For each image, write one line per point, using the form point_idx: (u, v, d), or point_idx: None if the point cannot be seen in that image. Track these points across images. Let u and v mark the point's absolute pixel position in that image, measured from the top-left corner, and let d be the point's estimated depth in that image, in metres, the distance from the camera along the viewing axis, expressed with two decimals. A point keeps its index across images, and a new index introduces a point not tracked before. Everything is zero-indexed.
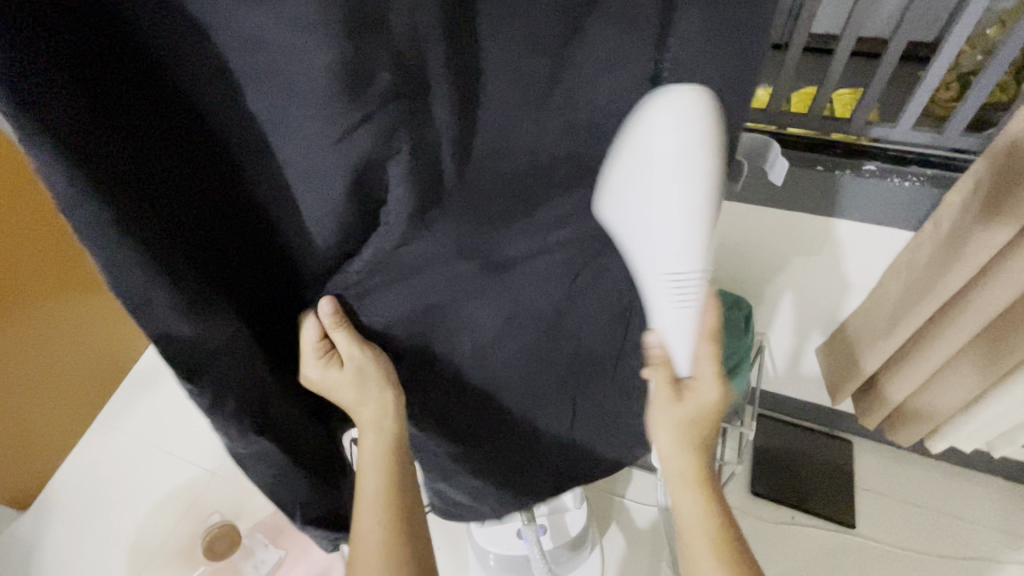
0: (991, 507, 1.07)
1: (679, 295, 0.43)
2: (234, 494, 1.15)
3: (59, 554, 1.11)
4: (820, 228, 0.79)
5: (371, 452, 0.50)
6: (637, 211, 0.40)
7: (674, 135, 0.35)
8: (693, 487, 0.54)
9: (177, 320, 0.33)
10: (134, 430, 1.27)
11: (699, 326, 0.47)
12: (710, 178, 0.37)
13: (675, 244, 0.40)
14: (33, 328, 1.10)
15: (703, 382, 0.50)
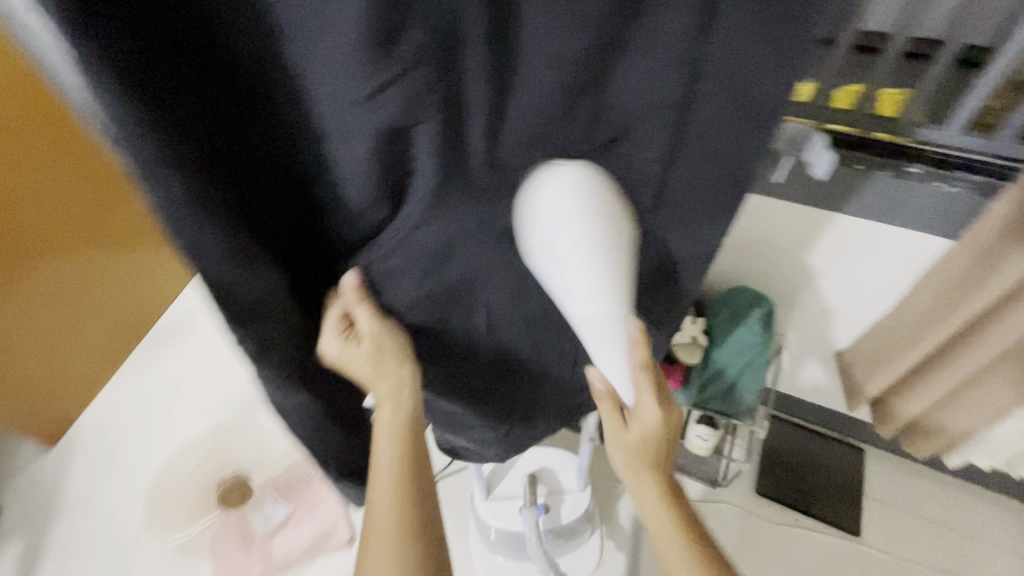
0: (1002, 527, 1.05)
1: (599, 340, 0.43)
2: (248, 448, 1.19)
3: (81, 491, 1.16)
4: (850, 228, 0.76)
5: (386, 422, 0.49)
6: (554, 268, 0.41)
7: (564, 195, 0.40)
8: (658, 492, 0.53)
9: (226, 268, 0.34)
10: (157, 380, 1.32)
11: (633, 361, 0.45)
12: (607, 226, 0.41)
13: (581, 291, 0.41)
14: (62, 266, 1.17)
15: (646, 414, 0.48)
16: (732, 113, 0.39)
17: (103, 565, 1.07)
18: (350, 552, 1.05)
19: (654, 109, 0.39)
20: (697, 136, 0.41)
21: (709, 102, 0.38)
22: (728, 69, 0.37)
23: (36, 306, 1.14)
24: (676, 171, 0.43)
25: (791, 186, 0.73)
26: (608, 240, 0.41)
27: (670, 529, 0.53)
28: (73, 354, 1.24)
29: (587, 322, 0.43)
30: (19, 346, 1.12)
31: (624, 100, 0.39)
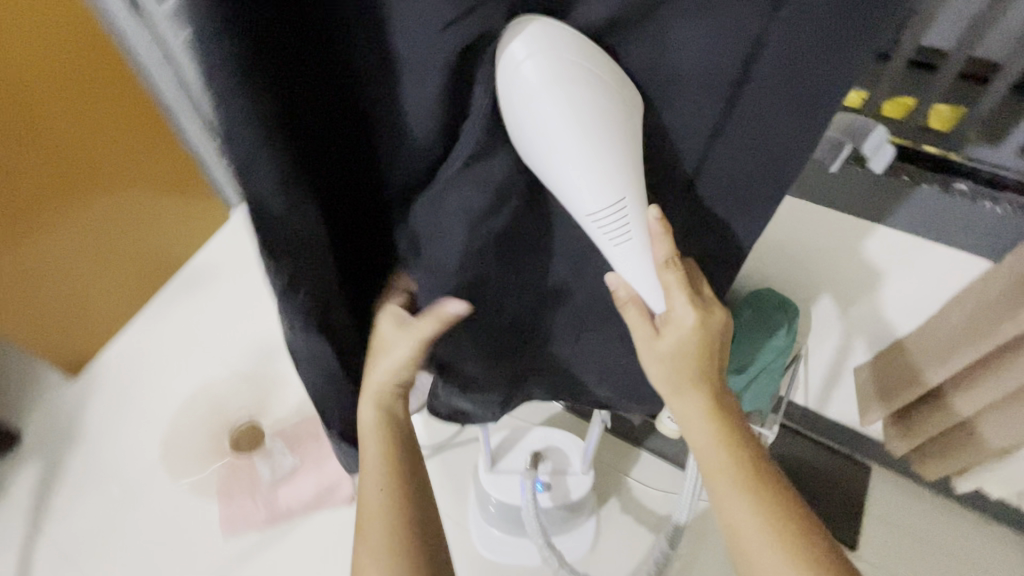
0: (1004, 559, 1.03)
1: (613, 230, 0.40)
2: (259, 398, 1.21)
3: (99, 423, 1.20)
4: (884, 239, 0.75)
5: (372, 416, 0.48)
6: (548, 160, 0.37)
7: (540, 62, 0.34)
8: (711, 427, 0.47)
9: (271, 194, 0.32)
10: (178, 325, 1.36)
11: (656, 251, 0.43)
12: (595, 92, 0.35)
13: (583, 172, 0.37)
14: (98, 196, 1.23)
15: (683, 318, 0.45)
16: (771, 111, 0.40)
17: (115, 494, 1.11)
18: (351, 509, 1.07)
19: (698, 108, 0.40)
20: (731, 133, 0.41)
21: (752, 102, 0.39)
22: (780, 67, 0.37)
23: (71, 232, 1.20)
24: (712, 165, 0.43)
25: (831, 197, 0.71)
26: (600, 109, 0.36)
27: (730, 470, 0.47)
28: (95, 287, 1.29)
29: (597, 215, 0.39)
30: (55, 274, 1.19)
31: (674, 98, 0.39)
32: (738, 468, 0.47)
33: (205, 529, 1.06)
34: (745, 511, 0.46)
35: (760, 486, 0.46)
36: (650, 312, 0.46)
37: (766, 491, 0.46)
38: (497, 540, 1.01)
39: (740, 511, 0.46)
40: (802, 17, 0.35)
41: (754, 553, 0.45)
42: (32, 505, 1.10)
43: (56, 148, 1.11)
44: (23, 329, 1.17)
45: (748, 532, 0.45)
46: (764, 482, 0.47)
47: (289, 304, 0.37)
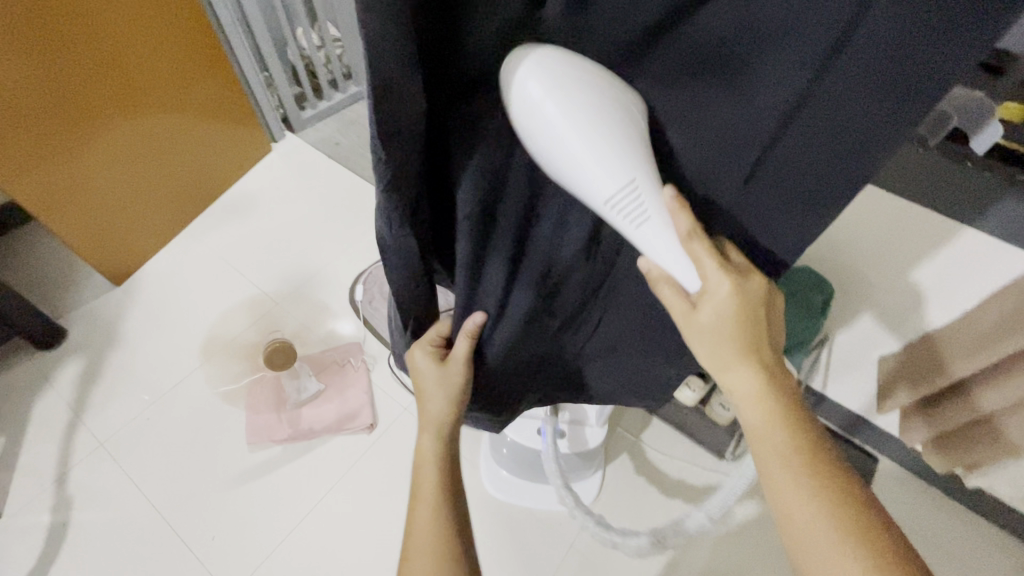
0: (996, 561, 1.04)
1: (631, 212, 0.34)
2: (291, 322, 1.27)
3: (136, 330, 1.26)
4: (941, 240, 0.68)
5: (427, 452, 0.57)
6: (553, 157, 0.33)
7: (530, 64, 0.31)
8: (765, 400, 0.40)
9: (396, 68, 0.28)
10: (217, 246, 1.41)
11: (678, 234, 0.36)
12: (595, 90, 0.32)
13: (592, 162, 0.33)
14: (144, 115, 1.26)
15: (717, 286, 0.37)
16: (824, 146, 0.33)
17: (146, 397, 1.17)
18: (369, 436, 1.12)
19: (735, 140, 0.34)
20: (776, 166, 0.35)
21: (802, 133, 0.33)
22: (833, 105, 0.31)
23: (118, 144, 1.24)
24: (746, 204, 0.37)
25: (911, 185, 0.63)
26: (601, 111, 0.32)
27: (786, 447, 0.39)
28: (140, 202, 1.34)
29: (613, 199, 0.34)
30: (107, 180, 1.25)
31: (713, 123, 0.34)
32: (798, 443, 0.39)
33: (232, 437, 1.12)
34: (796, 490, 0.38)
35: (816, 459, 0.39)
36: (677, 292, 0.39)
37: (821, 464, 0.39)
38: (506, 482, 1.08)
39: (790, 489, 0.39)
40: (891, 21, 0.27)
41: (803, 534, 0.38)
42: (73, 395, 1.17)
43: (112, 57, 1.14)
44: (76, 229, 1.22)
45: (798, 511, 0.38)
46: (820, 458, 0.39)
47: (394, 191, 0.35)
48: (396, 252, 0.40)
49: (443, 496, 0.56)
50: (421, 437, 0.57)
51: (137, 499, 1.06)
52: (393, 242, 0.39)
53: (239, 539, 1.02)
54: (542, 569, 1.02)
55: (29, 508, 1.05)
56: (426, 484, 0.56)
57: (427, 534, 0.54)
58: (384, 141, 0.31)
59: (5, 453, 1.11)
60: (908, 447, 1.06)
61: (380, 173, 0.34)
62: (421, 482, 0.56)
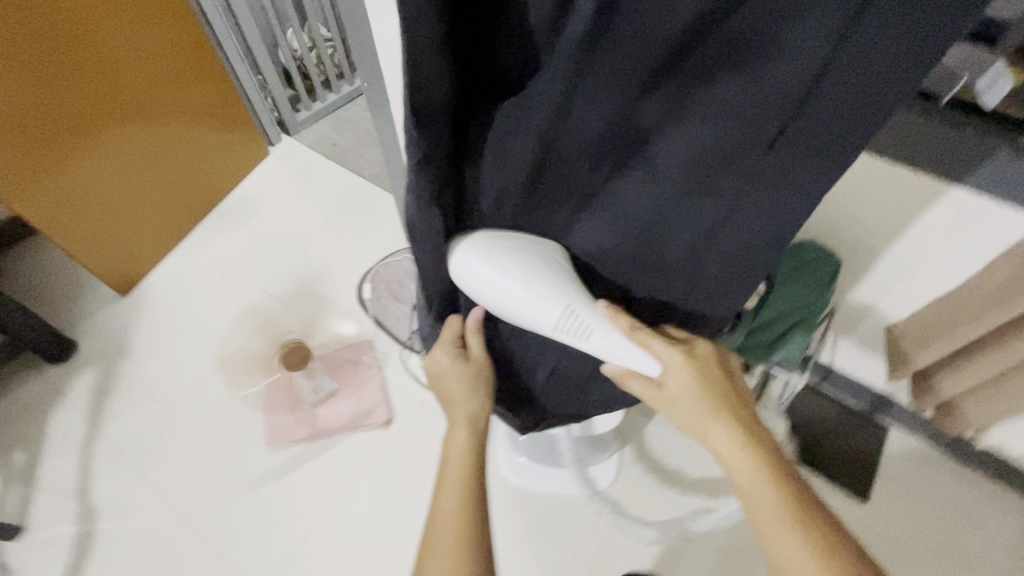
0: (1012, 521, 1.05)
1: (576, 326, 0.44)
2: (299, 323, 1.27)
3: (146, 340, 1.27)
4: (947, 206, 0.69)
5: (454, 451, 0.57)
6: (513, 304, 0.45)
7: (472, 254, 0.45)
8: (749, 457, 0.46)
9: (429, 56, 0.31)
10: (221, 252, 1.41)
11: (623, 332, 0.45)
12: (517, 256, 0.45)
13: (533, 300, 0.44)
14: (142, 127, 1.26)
15: (671, 360, 0.45)
16: (821, 140, 0.36)
17: (160, 406, 1.17)
18: (386, 431, 1.13)
19: (756, 119, 0.36)
20: (799, 134, 0.36)
21: (795, 136, 0.36)
22: (827, 106, 0.35)
23: (117, 157, 1.24)
24: (762, 176, 0.39)
25: (912, 154, 0.62)
26: (536, 264, 0.44)
27: (776, 502, 0.44)
28: (143, 214, 1.34)
29: (560, 323, 0.44)
30: (108, 190, 1.25)
31: (736, 106, 0.36)
32: (785, 497, 0.45)
33: (250, 439, 1.13)
34: (787, 540, 0.43)
35: (802, 510, 0.44)
36: (644, 378, 0.48)
37: (808, 517, 0.44)
38: (523, 469, 1.10)
39: (780, 539, 0.43)
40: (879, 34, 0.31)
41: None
42: (88, 407, 1.18)
43: (106, 67, 1.14)
44: (83, 243, 1.23)
45: (789, 560, 0.43)
46: (809, 512, 0.44)
47: (424, 170, 0.38)
48: (424, 231, 0.43)
49: (469, 493, 0.55)
50: (449, 437, 0.58)
51: (159, 505, 1.07)
52: (422, 219, 0.42)
53: (264, 538, 1.03)
54: (564, 552, 1.03)
55: (52, 521, 1.05)
56: (449, 478, 0.56)
57: (447, 525, 0.53)
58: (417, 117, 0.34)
59: (25, 468, 1.11)
60: (918, 415, 1.07)
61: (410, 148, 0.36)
62: (448, 479, 0.56)
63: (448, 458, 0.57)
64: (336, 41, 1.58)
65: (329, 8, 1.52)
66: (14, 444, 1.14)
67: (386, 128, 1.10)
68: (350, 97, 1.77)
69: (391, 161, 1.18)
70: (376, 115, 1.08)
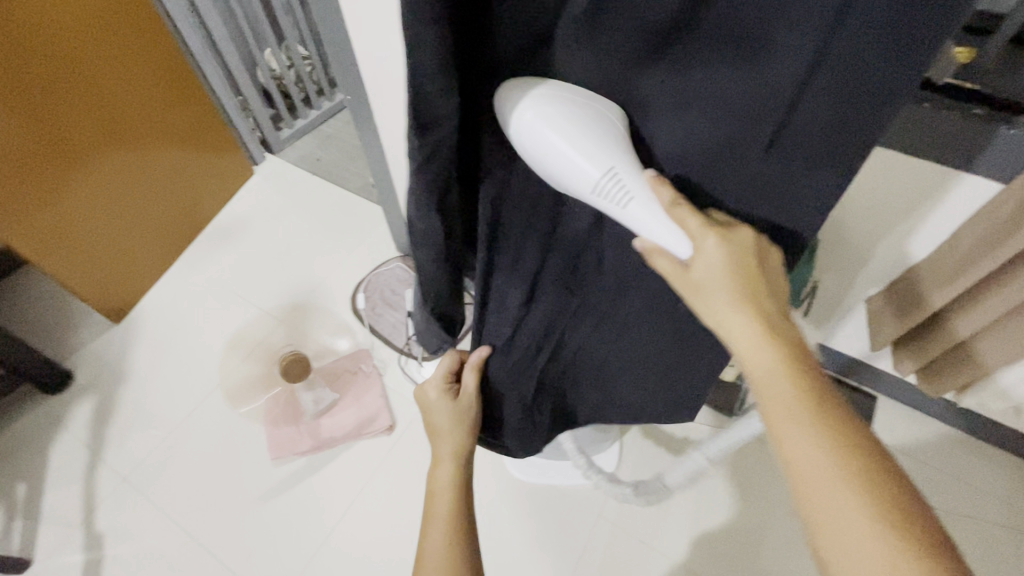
0: (1003, 478, 1.06)
1: (613, 193, 0.38)
2: (297, 336, 1.29)
3: (142, 364, 1.27)
4: (916, 175, 0.72)
5: (441, 483, 0.60)
6: (545, 155, 0.38)
7: (525, 100, 0.37)
8: (769, 346, 0.38)
9: (430, 75, 0.32)
10: (213, 273, 1.42)
11: (663, 208, 0.38)
12: (570, 108, 0.37)
13: (570, 150, 0.37)
14: (127, 156, 1.28)
15: (705, 240, 0.38)
16: (830, 131, 0.34)
17: (161, 428, 1.17)
18: (390, 437, 1.14)
19: (756, 109, 0.35)
20: (799, 133, 0.35)
21: (801, 124, 0.35)
22: (826, 101, 0.33)
23: (105, 186, 1.25)
24: (767, 174, 0.38)
25: (921, 149, 0.66)
26: (589, 125, 0.37)
27: (786, 393, 0.37)
28: (134, 240, 1.35)
29: (597, 187, 0.37)
30: (96, 218, 1.25)
31: (729, 97, 0.35)
32: (801, 393, 0.37)
33: (255, 455, 1.14)
34: (799, 433, 0.36)
35: (821, 405, 0.37)
36: (670, 259, 0.40)
37: (828, 411, 0.36)
38: (528, 464, 1.11)
39: (793, 431, 0.36)
40: (868, 32, 0.30)
41: (814, 486, 0.35)
42: (89, 435, 1.18)
43: (94, 98, 1.16)
44: (76, 273, 1.23)
45: (803, 455, 0.36)
46: (827, 406, 0.37)
47: (425, 174, 0.38)
48: (423, 231, 0.43)
49: (457, 524, 0.58)
50: (434, 469, 0.61)
51: (167, 528, 1.07)
52: (421, 224, 0.42)
53: (275, 552, 1.04)
54: (573, 540, 1.05)
55: (59, 552, 1.05)
56: (437, 514, 0.59)
57: (439, 555, 0.55)
58: (418, 129, 0.35)
59: (27, 501, 1.10)
60: (907, 382, 1.10)
61: (411, 158, 0.37)
62: (435, 509, 0.59)
63: (439, 489, 0.60)
64: (314, 58, 1.61)
65: (306, 26, 1.54)
66: (15, 478, 1.13)
67: (369, 139, 1.12)
68: (331, 113, 1.79)
69: (376, 170, 1.20)
70: (358, 125, 1.10)
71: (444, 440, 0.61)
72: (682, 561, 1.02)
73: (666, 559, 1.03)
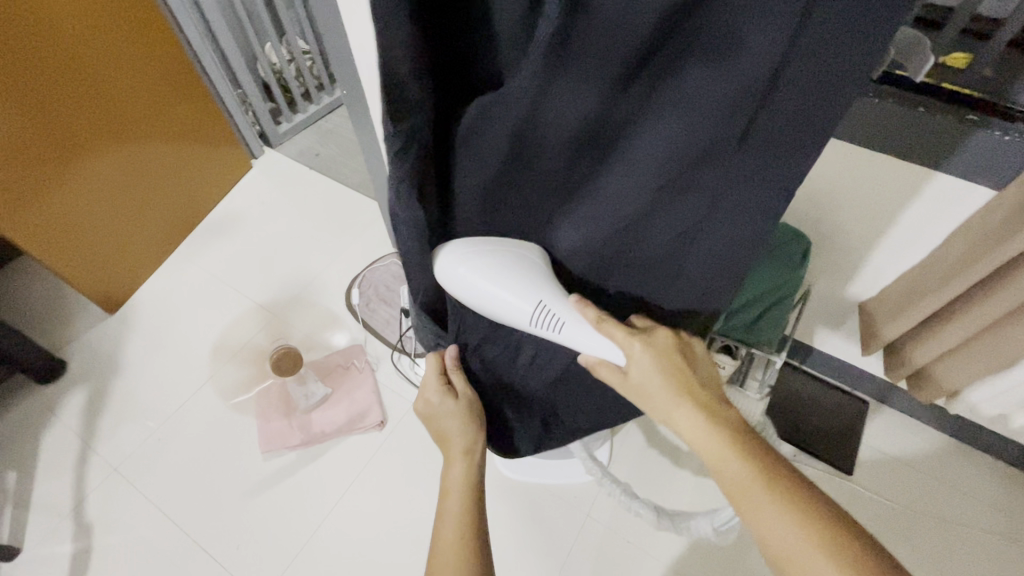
0: (992, 486, 1.06)
1: (547, 321, 0.49)
2: (291, 329, 1.29)
3: (135, 355, 1.27)
4: (909, 181, 0.71)
5: (454, 481, 0.59)
6: (484, 300, 0.50)
7: (457, 255, 0.49)
8: (715, 432, 0.45)
9: (401, 58, 0.32)
10: (209, 265, 1.42)
11: (592, 323, 0.49)
12: (495, 261, 0.49)
13: (500, 301, 0.49)
14: (125, 148, 1.28)
15: (633, 350, 0.48)
16: (793, 118, 0.39)
17: (152, 420, 1.18)
18: (381, 433, 1.14)
19: (734, 105, 0.37)
20: (765, 124, 0.39)
21: (769, 115, 0.39)
22: (789, 94, 0.37)
23: (103, 178, 1.25)
24: (740, 165, 0.42)
25: (900, 147, 0.66)
26: (506, 261, 0.49)
27: (746, 477, 0.43)
28: (131, 231, 1.35)
29: (532, 318, 0.49)
30: (94, 208, 1.25)
31: (710, 101, 0.37)
32: (760, 473, 0.43)
33: (246, 447, 1.14)
34: (768, 508, 0.41)
35: (774, 477, 0.42)
36: (614, 369, 0.50)
37: (781, 482, 0.42)
38: (518, 463, 1.11)
39: (762, 508, 0.41)
40: (822, 33, 0.33)
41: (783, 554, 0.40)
42: (81, 424, 1.18)
43: (93, 90, 1.16)
44: (72, 264, 1.24)
45: (773, 531, 0.41)
46: (778, 476, 0.43)
47: (402, 161, 0.38)
48: (406, 222, 0.43)
49: (471, 519, 0.56)
50: (447, 468, 0.60)
51: (156, 519, 1.07)
52: (403, 214, 0.42)
53: (262, 545, 1.04)
54: (561, 539, 1.05)
55: (48, 540, 1.05)
56: (450, 510, 0.57)
57: (449, 550, 0.54)
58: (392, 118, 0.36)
59: (18, 489, 1.11)
60: (900, 388, 1.09)
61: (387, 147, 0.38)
62: (448, 508, 0.58)
63: (449, 489, 0.58)
64: (315, 53, 1.60)
65: (306, 21, 1.54)
66: (7, 466, 1.14)
67: (365, 134, 1.12)
68: (331, 108, 1.79)
69: (372, 166, 1.20)
70: (355, 120, 1.10)
71: (453, 440, 0.60)
72: (668, 562, 1.02)
73: (652, 559, 1.03)
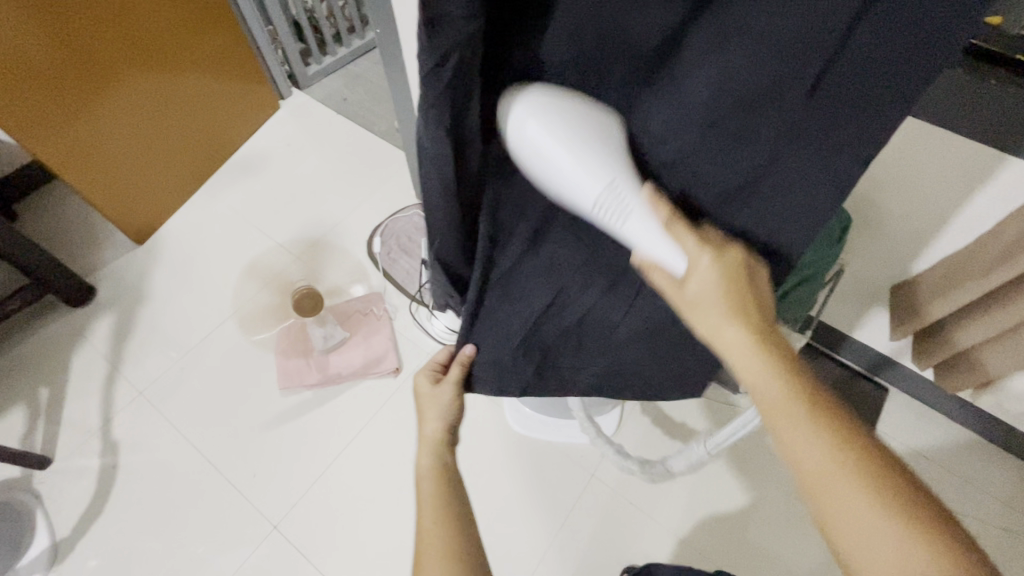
0: (1005, 482, 1.05)
1: (614, 206, 0.42)
2: (312, 272, 1.30)
3: (159, 288, 1.30)
4: (968, 158, 0.67)
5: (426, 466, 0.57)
6: (541, 171, 0.42)
7: (524, 112, 0.41)
8: (772, 375, 0.40)
9: None
10: (232, 203, 1.43)
11: (660, 224, 0.43)
12: (566, 125, 0.41)
13: (569, 175, 0.41)
14: (153, 78, 1.26)
15: (698, 258, 0.42)
16: (855, 102, 0.37)
17: (175, 351, 1.21)
18: (395, 379, 1.16)
19: (805, 43, 0.35)
20: (829, 96, 0.37)
21: (824, 102, 0.37)
22: (852, 72, 0.36)
23: (130, 107, 1.24)
24: (800, 125, 0.39)
25: (959, 117, 0.61)
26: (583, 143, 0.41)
27: (785, 399, 0.40)
28: (155, 165, 1.35)
29: (595, 207, 0.42)
30: (121, 139, 1.24)
31: (780, 32, 0.35)
32: (827, 429, 0.38)
33: (264, 384, 1.17)
34: (811, 443, 0.38)
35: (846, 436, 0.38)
36: (667, 276, 0.44)
37: (856, 446, 0.38)
38: (528, 419, 1.14)
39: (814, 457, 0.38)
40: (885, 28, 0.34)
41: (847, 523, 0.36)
42: (108, 348, 1.22)
43: (123, 13, 1.13)
44: (102, 193, 1.25)
45: (810, 459, 0.38)
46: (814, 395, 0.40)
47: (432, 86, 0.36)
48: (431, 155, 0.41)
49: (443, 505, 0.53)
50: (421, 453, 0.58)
51: (178, 444, 1.11)
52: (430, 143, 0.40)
53: (276, 477, 1.08)
54: (565, 495, 1.08)
55: (77, 454, 1.11)
56: (424, 493, 0.55)
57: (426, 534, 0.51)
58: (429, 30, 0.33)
59: (49, 404, 1.16)
60: (923, 377, 1.07)
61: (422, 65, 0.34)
62: (422, 492, 0.55)
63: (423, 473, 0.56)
64: None
65: None
66: (39, 380, 1.19)
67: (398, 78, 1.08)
68: (360, 52, 1.75)
69: (403, 112, 1.17)
70: (388, 63, 1.06)
71: (433, 422, 0.58)
72: (669, 526, 1.04)
73: (652, 524, 1.05)
